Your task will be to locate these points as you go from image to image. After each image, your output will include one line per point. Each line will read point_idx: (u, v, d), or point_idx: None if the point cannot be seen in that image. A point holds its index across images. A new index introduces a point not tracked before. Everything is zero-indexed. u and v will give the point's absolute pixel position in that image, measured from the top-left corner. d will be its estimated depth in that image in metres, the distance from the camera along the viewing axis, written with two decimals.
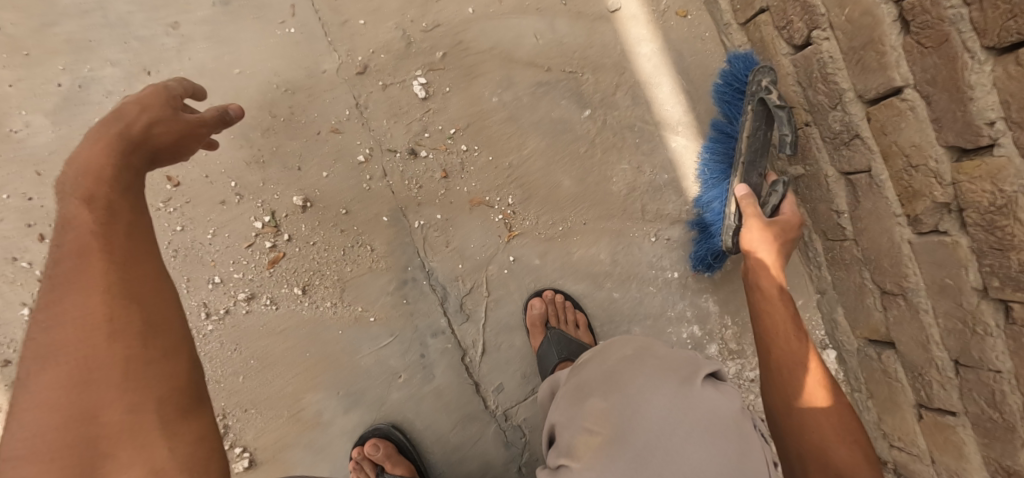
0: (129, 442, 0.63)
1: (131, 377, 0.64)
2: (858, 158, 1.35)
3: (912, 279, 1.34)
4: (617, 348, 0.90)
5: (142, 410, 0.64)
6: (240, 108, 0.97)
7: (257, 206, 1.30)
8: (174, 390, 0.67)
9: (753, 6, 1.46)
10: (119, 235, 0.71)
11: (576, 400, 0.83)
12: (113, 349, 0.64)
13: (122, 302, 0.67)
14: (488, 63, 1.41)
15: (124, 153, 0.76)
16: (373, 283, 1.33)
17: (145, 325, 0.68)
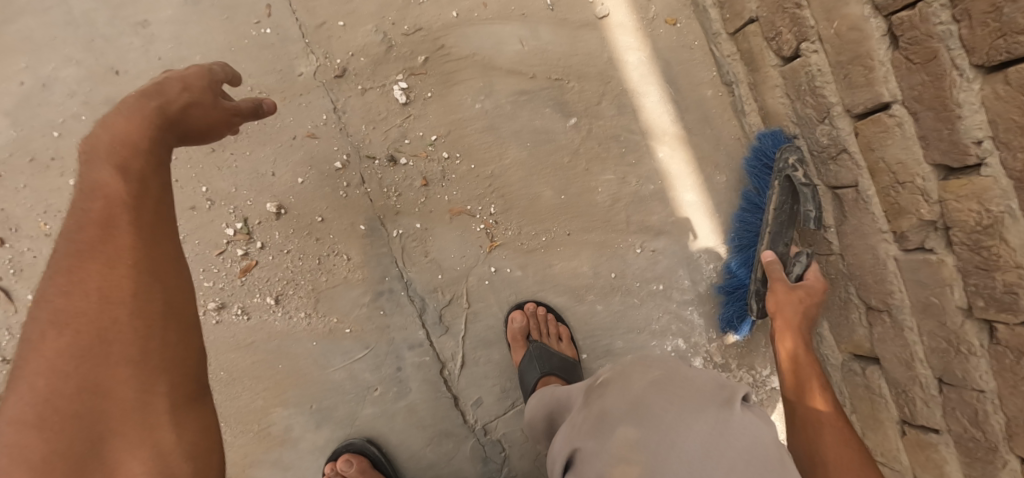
0: (137, 422, 0.62)
1: (147, 354, 0.64)
2: (844, 173, 1.33)
3: (897, 296, 1.33)
4: (637, 370, 0.88)
5: (152, 390, 0.63)
6: (274, 104, 0.98)
7: (228, 212, 1.25)
8: (185, 374, 0.66)
9: (742, 16, 1.43)
10: (148, 210, 0.71)
11: (602, 425, 0.81)
12: (133, 324, 0.64)
13: (147, 277, 0.67)
14: (471, 69, 1.38)
15: (155, 125, 0.76)
16: (348, 294, 1.29)
17: (165, 302, 0.67)
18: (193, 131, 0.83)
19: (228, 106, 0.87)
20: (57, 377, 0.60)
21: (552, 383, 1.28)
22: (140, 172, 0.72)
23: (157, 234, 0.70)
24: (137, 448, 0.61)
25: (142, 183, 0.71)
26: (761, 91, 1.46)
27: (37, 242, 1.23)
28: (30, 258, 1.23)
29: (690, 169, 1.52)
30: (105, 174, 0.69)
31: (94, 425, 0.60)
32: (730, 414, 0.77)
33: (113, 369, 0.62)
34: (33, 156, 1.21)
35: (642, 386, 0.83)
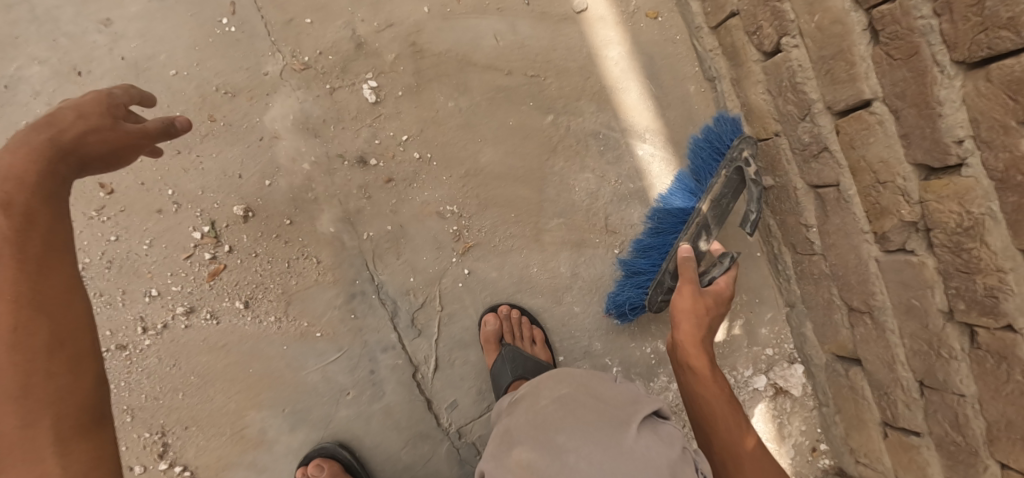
0: (21, 459, 0.58)
1: (28, 386, 0.60)
2: (827, 171, 1.30)
3: (879, 298, 1.30)
4: (554, 393, 0.93)
5: (38, 423, 0.60)
6: (189, 122, 0.88)
7: (195, 215, 1.24)
8: (71, 406, 0.63)
9: (723, 10, 1.39)
10: (35, 242, 0.66)
11: (509, 449, 0.84)
12: (13, 361, 0.60)
13: (27, 312, 0.62)
14: (445, 66, 1.35)
15: (44, 158, 0.71)
16: (320, 296, 1.28)
17: (53, 335, 0.63)
18: (90, 160, 0.77)
19: (130, 130, 0.81)
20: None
21: (524, 387, 1.27)
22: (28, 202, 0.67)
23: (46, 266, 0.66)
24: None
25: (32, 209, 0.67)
26: (744, 87, 1.42)
27: None
28: None
29: (670, 167, 1.50)
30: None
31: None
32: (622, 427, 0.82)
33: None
34: None
35: (543, 411, 0.88)
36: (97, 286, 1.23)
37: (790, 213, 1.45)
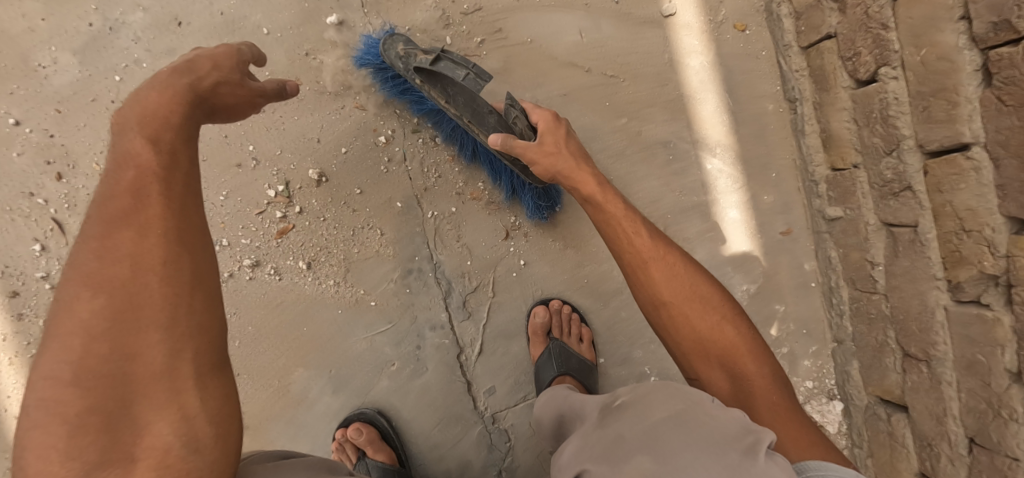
0: (165, 386, 0.73)
1: (172, 321, 0.76)
2: (904, 211, 1.26)
3: (940, 348, 1.26)
4: (692, 410, 0.82)
5: (179, 356, 0.75)
6: (295, 85, 1.12)
7: (272, 174, 1.27)
8: (209, 340, 0.79)
9: (818, 30, 1.34)
10: (177, 185, 0.84)
11: (642, 441, 0.77)
12: (162, 292, 0.76)
13: (173, 249, 0.79)
14: (525, 57, 1.34)
15: (185, 100, 0.91)
16: (377, 268, 1.30)
17: (190, 273, 0.80)
18: (220, 108, 0.99)
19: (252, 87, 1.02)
20: (91, 335, 0.72)
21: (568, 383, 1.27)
22: (167, 145, 0.86)
23: (180, 210, 0.83)
24: (165, 407, 0.73)
25: (167, 155, 0.85)
26: (827, 113, 1.38)
27: (92, 181, 1.30)
28: (86, 195, 1.30)
29: (737, 184, 1.48)
30: (137, 143, 0.84)
31: (121, 388, 0.72)
32: (753, 456, 0.73)
33: (139, 336, 0.73)
34: (94, 96, 1.28)
35: (671, 412, 0.81)
36: None
37: (856, 249, 1.40)
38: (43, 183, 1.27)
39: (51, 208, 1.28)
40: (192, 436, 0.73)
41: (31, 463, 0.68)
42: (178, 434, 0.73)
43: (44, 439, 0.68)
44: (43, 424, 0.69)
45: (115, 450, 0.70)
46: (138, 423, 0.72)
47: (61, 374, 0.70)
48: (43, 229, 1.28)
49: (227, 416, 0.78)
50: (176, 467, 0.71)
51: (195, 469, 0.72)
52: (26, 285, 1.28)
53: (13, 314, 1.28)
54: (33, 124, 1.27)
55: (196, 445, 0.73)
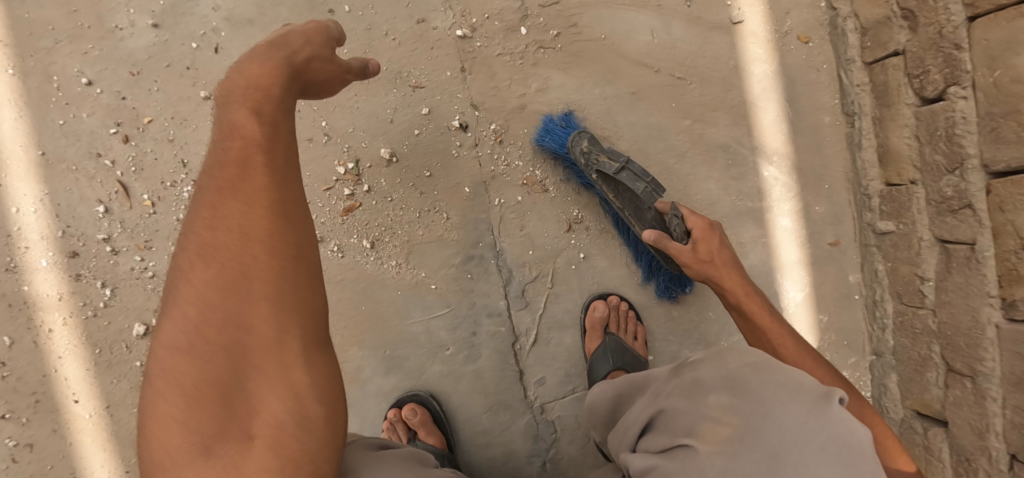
0: (275, 361, 0.72)
1: (280, 295, 0.73)
2: (963, 228, 1.28)
3: (988, 364, 1.28)
4: (763, 368, 0.79)
5: (288, 332, 0.73)
6: (378, 66, 1.00)
7: (343, 150, 1.28)
8: (314, 319, 0.76)
9: (886, 47, 1.37)
10: (278, 152, 0.79)
11: (721, 383, 0.79)
12: (269, 264, 0.74)
13: (278, 220, 0.76)
14: (598, 52, 1.36)
15: (284, 73, 0.83)
16: (440, 252, 1.31)
17: (295, 247, 0.76)
18: (311, 85, 0.90)
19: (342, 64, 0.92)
20: (207, 306, 0.72)
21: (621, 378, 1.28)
22: (269, 115, 0.80)
23: (284, 177, 0.79)
24: (276, 387, 0.72)
25: (271, 124, 0.79)
26: (887, 128, 1.41)
27: (159, 146, 1.29)
28: (151, 159, 1.29)
29: (790, 193, 1.50)
30: (242, 114, 0.78)
31: (235, 363, 0.72)
32: (831, 402, 0.72)
33: (249, 311, 0.72)
34: (170, 63, 1.29)
35: (743, 373, 0.79)
36: None
37: (906, 263, 1.43)
38: (111, 145, 1.27)
39: (117, 171, 1.28)
40: (304, 416, 0.72)
41: (158, 427, 0.71)
42: (290, 414, 0.72)
43: (169, 407, 0.71)
44: (167, 392, 0.71)
45: (233, 422, 0.71)
46: (252, 398, 0.72)
47: (182, 343, 0.72)
48: (105, 191, 1.28)
49: (334, 397, 0.75)
50: (289, 445, 0.71)
51: (305, 450, 0.71)
52: (86, 246, 1.28)
53: (73, 273, 1.28)
54: (105, 86, 1.28)
55: (306, 426, 0.72)
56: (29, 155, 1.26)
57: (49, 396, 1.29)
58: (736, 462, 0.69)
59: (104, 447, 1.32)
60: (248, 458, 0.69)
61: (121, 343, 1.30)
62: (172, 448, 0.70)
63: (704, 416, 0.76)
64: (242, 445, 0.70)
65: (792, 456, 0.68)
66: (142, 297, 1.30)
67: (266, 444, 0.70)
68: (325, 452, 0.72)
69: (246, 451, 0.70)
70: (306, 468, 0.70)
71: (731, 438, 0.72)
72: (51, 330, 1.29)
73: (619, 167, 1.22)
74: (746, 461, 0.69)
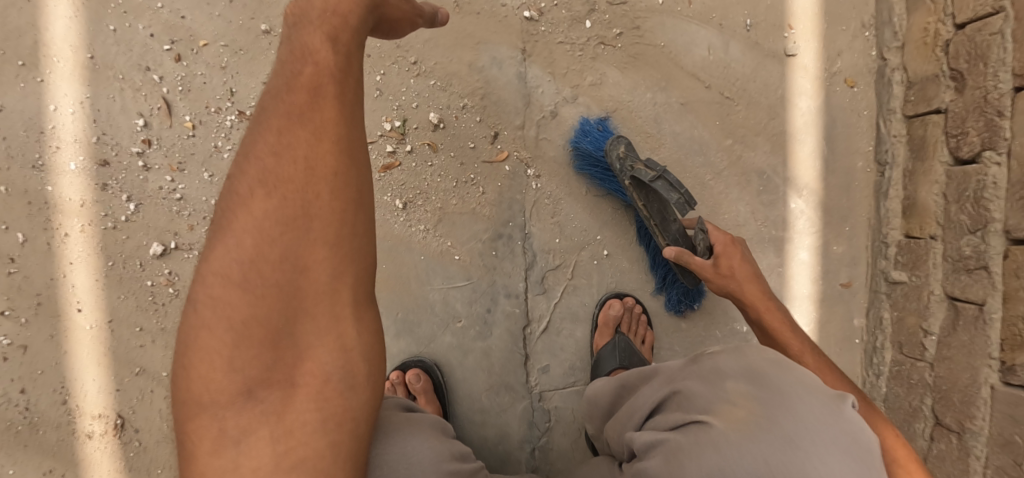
0: (328, 310, 0.70)
1: (338, 242, 0.70)
2: (975, 288, 1.32)
3: (977, 422, 1.32)
4: (779, 364, 0.81)
5: (342, 280, 0.71)
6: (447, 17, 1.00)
7: (392, 107, 1.28)
8: (366, 272, 0.74)
9: (929, 103, 1.41)
10: (349, 85, 0.73)
11: (739, 372, 0.81)
12: (332, 207, 0.69)
13: (346, 162, 0.71)
14: (656, 59, 1.39)
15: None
16: (470, 225, 1.32)
17: (357, 192, 0.72)
18: (385, 22, 0.84)
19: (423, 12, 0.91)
20: (264, 240, 0.67)
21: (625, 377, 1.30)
22: (347, 43, 0.74)
23: (353, 118, 0.73)
24: (325, 337, 0.71)
25: (347, 55, 0.73)
26: (916, 182, 1.45)
27: (210, 71, 1.30)
28: (200, 82, 1.30)
29: (812, 228, 1.54)
30: (319, 40, 0.72)
31: (287, 306, 0.68)
32: (845, 405, 0.75)
33: (308, 252, 0.68)
34: None
35: (758, 367, 0.81)
36: None
37: (913, 314, 1.47)
38: (163, 61, 1.28)
39: (164, 87, 1.29)
40: (349, 371, 0.72)
41: (197, 356, 0.68)
42: (336, 368, 0.71)
43: (211, 341, 0.68)
44: (211, 322, 0.68)
45: (279, 367, 0.70)
46: (299, 346, 0.70)
47: (232, 275, 0.68)
48: (149, 106, 1.28)
49: (377, 357, 0.74)
50: (333, 400, 0.71)
51: (347, 407, 0.71)
52: (119, 157, 1.28)
53: (100, 181, 1.27)
54: (167, 2, 1.29)
55: (351, 382, 0.72)
56: (77, 57, 1.26)
57: (52, 301, 1.27)
58: (753, 445, 0.70)
59: (97, 362, 1.29)
60: (292, 406, 0.69)
61: (136, 260, 1.29)
62: (212, 383, 0.68)
63: (722, 400, 0.77)
64: (286, 390, 0.70)
65: (808, 446, 0.70)
66: (165, 218, 1.30)
67: (307, 395, 0.70)
68: (366, 411, 0.73)
69: (290, 397, 0.70)
70: (345, 426, 0.71)
71: (749, 421, 0.73)
72: (67, 234, 1.27)
73: None
74: (764, 446, 0.70)
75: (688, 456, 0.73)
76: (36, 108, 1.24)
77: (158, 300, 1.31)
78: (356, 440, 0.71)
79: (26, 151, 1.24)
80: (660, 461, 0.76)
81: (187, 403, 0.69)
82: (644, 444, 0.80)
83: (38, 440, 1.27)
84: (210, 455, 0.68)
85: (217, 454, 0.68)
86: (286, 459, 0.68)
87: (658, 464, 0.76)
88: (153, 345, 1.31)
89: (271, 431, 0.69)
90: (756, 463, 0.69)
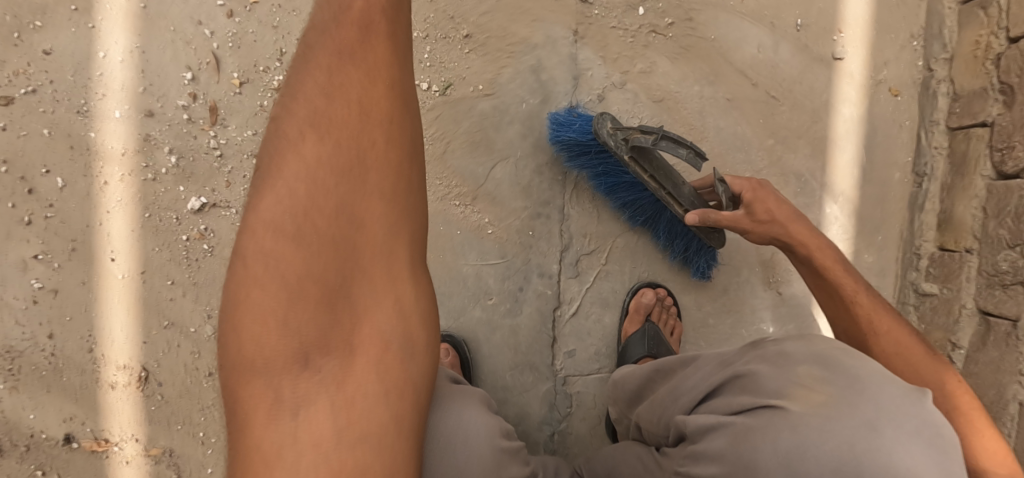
0: (384, 270, 0.66)
1: (395, 197, 0.66)
2: (1009, 303, 1.32)
3: (1001, 439, 1.32)
4: (847, 354, 0.81)
5: (398, 238, 0.67)
6: None
7: (436, 75, 1.28)
8: (422, 229, 0.70)
9: (974, 117, 1.41)
10: (400, 22, 0.67)
11: (808, 358, 0.81)
12: (389, 158, 0.65)
13: (400, 108, 0.66)
14: (707, 52, 1.38)
15: None
16: (510, 201, 1.31)
17: (412, 143, 0.67)
18: None
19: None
20: (320, 189, 0.63)
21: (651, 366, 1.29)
22: None
23: (405, 61, 0.68)
24: (383, 298, 0.67)
25: None
26: (955, 196, 1.45)
27: (262, 30, 1.30)
28: (250, 41, 1.30)
29: (845, 234, 1.53)
30: None
31: (344, 262, 0.64)
32: (926, 396, 0.73)
33: (364, 205, 0.64)
34: None
35: (825, 355, 0.80)
36: None
37: (942, 328, 1.46)
38: (215, 16, 1.28)
39: (214, 42, 1.29)
40: (408, 339, 0.68)
41: (246, 317, 0.64)
42: (397, 334, 0.68)
43: (263, 300, 0.63)
44: (263, 279, 0.63)
45: (336, 331, 0.65)
46: (356, 307, 0.66)
47: (284, 226, 0.62)
48: (198, 60, 1.28)
49: (434, 324, 0.71)
50: (392, 368, 0.67)
51: (408, 376, 0.68)
52: (163, 108, 1.28)
53: (145, 131, 1.27)
54: None
55: (412, 350, 0.68)
56: (131, 5, 1.26)
57: (86, 247, 1.27)
58: (834, 426, 0.69)
59: (127, 311, 1.29)
60: (350, 375, 0.66)
61: (171, 212, 1.29)
62: (266, 348, 0.64)
63: (794, 382, 0.77)
64: (344, 359, 0.66)
65: (889, 431, 0.67)
66: (206, 172, 1.29)
67: (368, 360, 0.66)
68: (424, 381, 0.70)
69: (349, 364, 0.66)
70: (408, 393, 0.68)
71: (826, 403, 0.72)
72: (106, 182, 1.26)
73: (653, 139, 1.05)
74: (842, 425, 0.68)
75: (756, 437, 0.73)
76: (86, 53, 1.24)
77: (192, 255, 1.30)
78: (415, 409, 0.69)
79: (73, 95, 1.24)
80: (724, 440, 0.76)
81: (235, 369, 0.65)
82: (701, 426, 0.80)
83: (61, 384, 1.27)
84: (265, 425, 0.64)
85: (271, 429, 0.64)
86: (348, 432, 0.65)
87: (722, 443, 0.76)
88: (183, 298, 1.31)
89: (333, 398, 0.65)
90: (838, 448, 0.67)
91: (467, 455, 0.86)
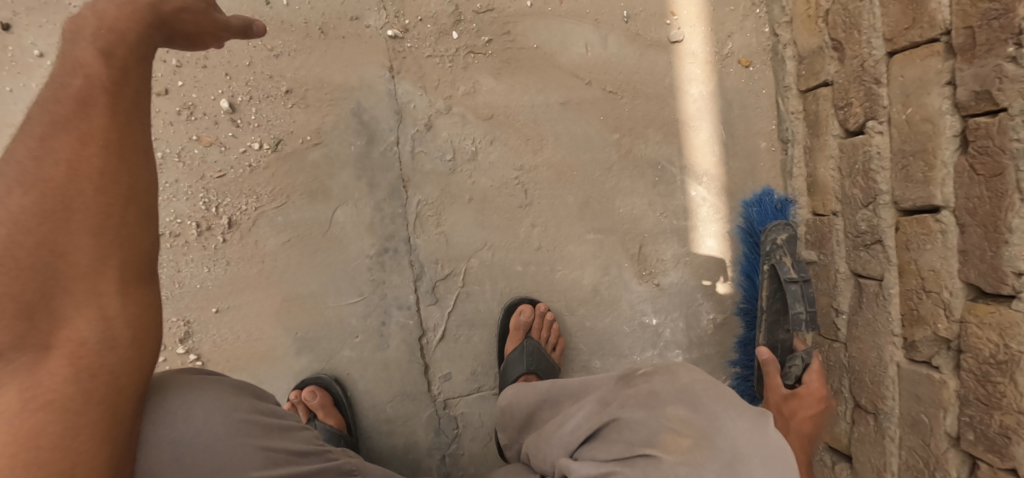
0: (81, 288, 0.61)
1: (106, 229, 0.63)
2: (873, 263, 1.28)
3: (888, 402, 1.28)
4: (714, 387, 0.86)
5: (105, 263, 0.63)
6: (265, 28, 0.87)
7: (263, 133, 1.32)
8: (138, 256, 0.66)
9: (817, 77, 1.37)
10: (126, 97, 0.67)
11: (697, 402, 0.84)
12: (96, 200, 0.62)
13: (116, 160, 0.64)
14: (530, 61, 1.39)
15: (146, 20, 0.69)
16: (357, 241, 1.35)
17: (128, 185, 0.65)
18: (179, 35, 0.76)
19: (218, 21, 0.80)
20: (15, 229, 0.58)
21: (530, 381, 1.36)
22: (123, 57, 0.67)
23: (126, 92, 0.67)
24: (80, 306, 0.61)
25: (125, 68, 0.67)
26: (815, 158, 1.41)
27: None
28: None
29: (717, 215, 1.50)
30: (87, 51, 0.64)
31: (40, 285, 0.59)
32: (771, 421, 0.83)
33: (66, 238, 0.60)
34: None
35: (689, 390, 0.85)
36: (169, 177, 1.29)
37: (825, 294, 1.42)
38: None
39: None
40: (111, 346, 0.62)
41: None
42: (94, 332, 0.61)
43: None
44: None
45: (26, 322, 0.58)
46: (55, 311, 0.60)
47: None
48: None
49: (152, 343, 0.66)
50: (94, 379, 0.61)
51: (78, 410, 0.59)
52: None
53: None
54: None
55: (113, 344, 0.62)
56: None
57: None
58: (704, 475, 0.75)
59: None
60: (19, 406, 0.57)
61: None
62: None
63: (664, 426, 0.80)
64: (25, 363, 0.58)
65: (749, 469, 0.76)
66: None
67: (30, 391, 0.58)
68: (134, 398, 0.64)
69: (35, 364, 0.58)
70: (106, 412, 0.61)
71: (693, 449, 0.78)
72: None
73: None
74: (711, 469, 0.76)
75: None
76: None
77: None
78: (117, 431, 0.62)
79: None
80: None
81: None
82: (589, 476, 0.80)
83: None
84: None
85: None
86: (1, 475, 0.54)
87: None
88: None
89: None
90: None
91: (200, 440, 0.72)
